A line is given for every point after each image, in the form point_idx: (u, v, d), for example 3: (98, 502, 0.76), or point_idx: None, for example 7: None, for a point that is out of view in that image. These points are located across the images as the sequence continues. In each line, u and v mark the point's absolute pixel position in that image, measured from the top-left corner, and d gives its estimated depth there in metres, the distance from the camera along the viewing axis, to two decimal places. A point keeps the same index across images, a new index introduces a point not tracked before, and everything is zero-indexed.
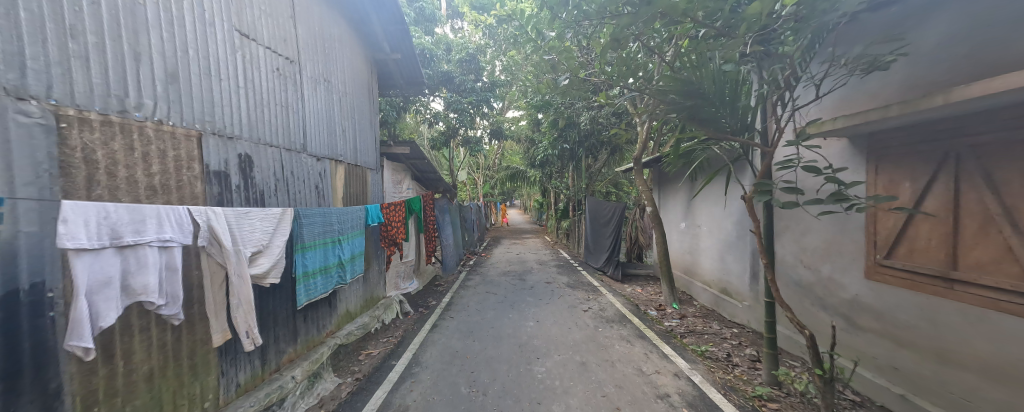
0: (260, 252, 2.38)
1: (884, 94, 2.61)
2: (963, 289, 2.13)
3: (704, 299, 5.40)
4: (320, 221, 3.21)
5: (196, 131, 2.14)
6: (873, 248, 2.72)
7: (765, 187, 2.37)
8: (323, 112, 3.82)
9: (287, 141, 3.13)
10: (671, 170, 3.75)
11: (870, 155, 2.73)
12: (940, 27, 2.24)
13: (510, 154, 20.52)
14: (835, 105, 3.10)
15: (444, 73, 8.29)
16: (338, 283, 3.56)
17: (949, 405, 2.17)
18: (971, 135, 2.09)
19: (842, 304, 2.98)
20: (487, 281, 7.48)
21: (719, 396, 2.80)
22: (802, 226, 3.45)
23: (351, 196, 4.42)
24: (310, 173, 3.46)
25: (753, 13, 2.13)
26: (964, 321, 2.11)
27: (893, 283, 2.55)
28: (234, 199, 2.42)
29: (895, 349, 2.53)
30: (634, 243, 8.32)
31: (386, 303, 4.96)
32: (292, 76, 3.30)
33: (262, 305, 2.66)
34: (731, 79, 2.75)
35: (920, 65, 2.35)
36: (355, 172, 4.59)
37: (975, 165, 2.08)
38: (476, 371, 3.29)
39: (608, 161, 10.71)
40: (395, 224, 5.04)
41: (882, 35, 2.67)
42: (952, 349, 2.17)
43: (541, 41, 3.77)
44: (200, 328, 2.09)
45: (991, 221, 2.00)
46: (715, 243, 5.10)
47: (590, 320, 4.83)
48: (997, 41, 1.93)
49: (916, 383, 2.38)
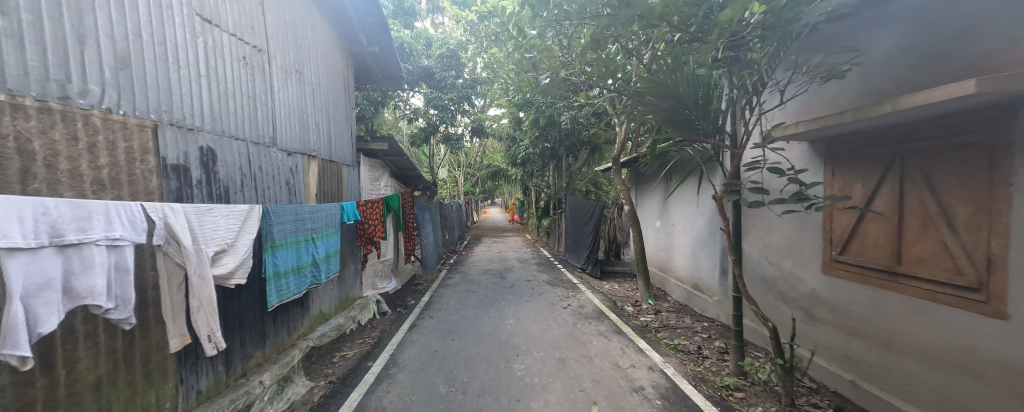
0: (224, 251, 2.25)
1: (840, 101, 2.81)
2: (905, 282, 2.32)
3: (677, 295, 5.60)
4: (292, 220, 3.07)
5: (151, 121, 1.99)
6: (830, 245, 2.91)
7: (734, 187, 2.54)
8: (295, 105, 3.65)
9: (256, 134, 2.98)
10: (648, 170, 3.87)
11: (829, 157, 2.92)
12: (888, 42, 2.43)
13: (491, 152, 20.41)
14: (797, 110, 3.30)
15: (424, 68, 8.13)
16: (311, 283, 3.43)
17: (893, 389, 2.38)
18: (914, 142, 2.28)
19: (801, 297, 3.18)
20: (467, 279, 7.39)
21: (690, 387, 2.92)
22: (767, 224, 3.63)
23: (326, 193, 4.26)
24: (280, 169, 3.30)
25: (726, 19, 2.22)
26: (906, 310, 2.31)
27: (846, 277, 2.74)
28: (194, 195, 2.28)
29: (847, 339, 2.73)
30: (612, 241, 8.47)
31: (362, 303, 4.81)
32: (260, 66, 3.13)
33: (227, 308, 2.51)
34: (703, 83, 2.87)
35: (873, 75, 2.54)
36: (330, 169, 4.43)
37: (917, 168, 2.26)
38: (456, 370, 3.26)
39: (588, 160, 10.88)
40: (374, 223, 4.90)
41: (836, 47, 2.88)
42: (898, 338, 2.35)
43: (523, 39, 3.75)
44: (155, 333, 1.96)
45: (930, 221, 2.20)
46: (688, 241, 5.31)
47: (569, 316, 4.90)
48: (940, 55, 2.11)
49: (865, 370, 2.58)
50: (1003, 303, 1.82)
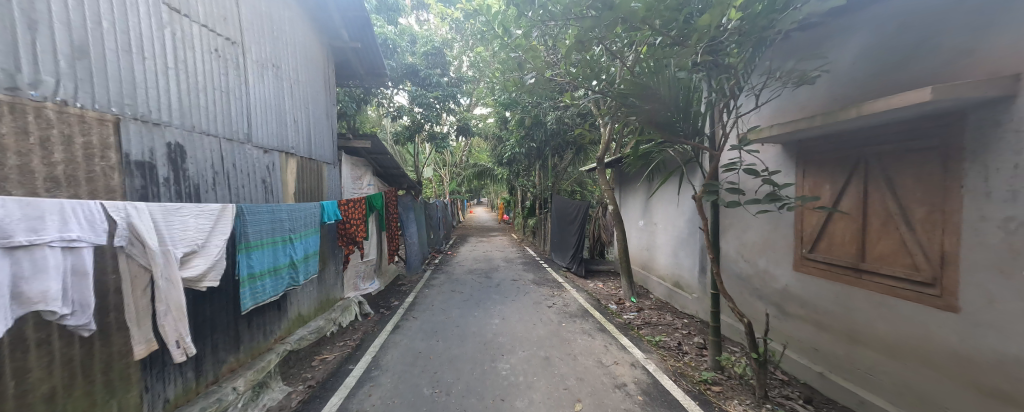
0: (194, 253, 2.14)
1: (810, 106, 2.94)
2: (868, 278, 2.46)
3: (659, 292, 5.74)
4: (268, 219, 2.96)
5: (113, 115, 1.87)
6: (801, 243, 3.04)
7: (712, 187, 2.63)
8: (272, 100, 3.52)
9: (229, 130, 2.86)
10: (631, 170, 3.95)
11: (800, 159, 3.05)
12: (853, 51, 2.57)
13: (477, 151, 20.30)
14: (771, 114, 3.43)
15: (408, 66, 8.00)
16: (289, 285, 3.32)
17: (858, 380, 2.51)
18: (877, 145, 2.40)
19: (774, 294, 3.32)
20: (452, 279, 7.33)
21: (670, 382, 3.00)
22: (742, 223, 3.76)
23: (305, 192, 4.13)
24: (255, 167, 3.18)
25: (704, 24, 2.28)
26: (869, 305, 2.45)
27: (816, 274, 2.87)
28: (161, 193, 2.16)
29: (816, 333, 2.86)
30: (596, 240, 8.59)
31: (343, 305, 4.69)
32: (233, 59, 3.00)
33: (198, 312, 2.40)
34: (684, 87, 2.95)
35: (840, 82, 2.67)
36: (310, 167, 4.30)
37: (879, 170, 2.40)
38: (440, 371, 3.23)
39: (573, 160, 10.98)
40: (356, 222, 4.78)
41: (806, 54, 3.02)
42: (862, 331, 2.49)
43: (508, 39, 3.75)
44: (117, 339, 1.85)
45: (891, 220, 2.33)
46: (669, 240, 5.44)
47: (554, 315, 4.94)
48: (899, 65, 2.24)
49: (832, 362, 2.71)
50: (955, 297, 1.95)
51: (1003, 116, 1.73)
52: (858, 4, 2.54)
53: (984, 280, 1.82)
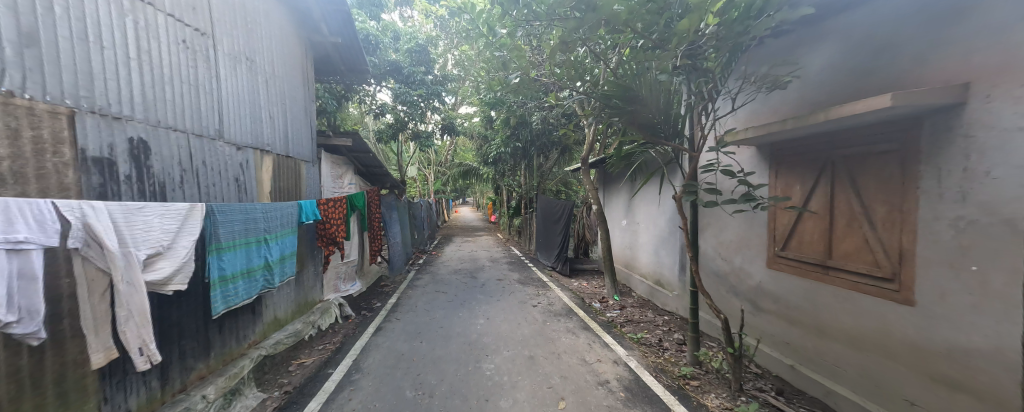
0: (159, 255, 2.03)
1: (782, 110, 3.07)
2: (834, 274, 2.59)
3: (641, 290, 5.86)
4: (240, 219, 2.84)
5: (67, 108, 1.75)
6: (773, 242, 3.17)
7: (692, 188, 2.71)
8: (245, 95, 3.37)
9: (199, 126, 2.72)
10: (614, 170, 4.01)
11: (773, 161, 3.18)
12: (822, 58, 2.70)
13: (462, 150, 20.15)
14: (746, 117, 3.56)
15: (391, 62, 7.85)
16: (263, 287, 3.19)
17: (825, 371, 2.64)
18: (843, 148, 2.53)
19: (749, 290, 3.45)
20: (437, 280, 7.24)
21: (651, 378, 3.06)
22: (720, 223, 3.89)
23: (281, 191, 3.99)
24: (227, 164, 3.04)
25: (683, 28, 2.34)
26: (835, 300, 2.57)
27: (787, 271, 3.00)
28: (122, 191, 2.04)
29: (788, 327, 2.99)
30: (581, 239, 8.69)
31: (323, 307, 4.56)
32: (203, 51, 2.85)
33: (164, 317, 2.27)
34: (664, 89, 3.02)
35: (809, 87, 2.81)
36: (287, 165, 4.16)
37: (845, 172, 2.53)
38: (423, 373, 3.18)
39: (558, 160, 11.06)
40: (336, 222, 4.65)
41: (778, 60, 3.15)
42: (829, 325, 2.62)
43: (493, 38, 3.73)
44: (71, 348, 1.72)
45: (855, 219, 2.46)
46: (651, 239, 5.56)
47: (539, 314, 4.96)
48: (863, 73, 2.37)
49: (802, 355, 2.84)
50: (912, 291, 2.08)
51: (956, 122, 1.85)
52: (826, 14, 2.67)
53: (937, 275, 1.95)
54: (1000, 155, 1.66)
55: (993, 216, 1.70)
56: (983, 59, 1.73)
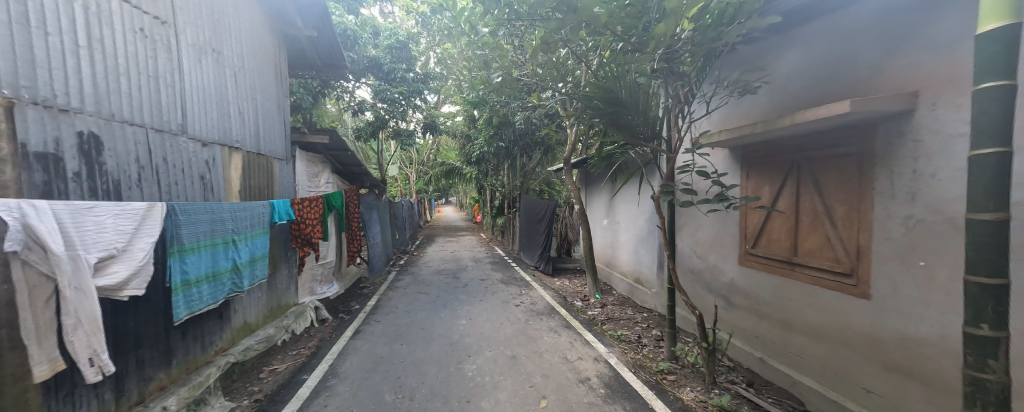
0: (113, 258, 1.89)
1: (753, 114, 3.21)
2: (799, 270, 2.73)
3: (621, 288, 5.98)
4: (205, 220, 2.69)
5: (4, 99, 1.60)
6: (744, 240, 3.31)
7: (669, 188, 2.79)
8: (211, 89, 3.20)
9: (160, 120, 2.56)
10: (595, 170, 4.07)
11: (744, 163, 3.32)
12: (788, 65, 2.83)
13: (445, 149, 19.91)
14: (720, 120, 3.70)
15: (371, 58, 7.65)
16: (231, 291, 3.04)
17: (791, 362, 2.78)
18: (806, 151, 2.68)
19: (722, 287, 3.58)
20: (418, 281, 7.13)
21: (630, 374, 3.13)
22: (695, 222, 4.02)
23: (252, 190, 3.81)
24: (192, 162, 2.87)
25: (660, 32, 2.40)
26: (800, 295, 2.71)
27: (757, 268, 3.14)
28: (71, 190, 1.89)
29: (757, 321, 3.13)
30: (563, 239, 8.77)
31: (298, 311, 4.39)
32: (164, 41, 2.68)
33: (119, 324, 2.12)
34: (643, 92, 3.09)
35: (777, 93, 2.95)
36: (258, 162, 3.97)
37: (809, 173, 2.67)
38: (403, 376, 3.12)
39: (541, 160, 11.12)
40: (312, 222, 4.50)
41: (748, 66, 3.29)
42: (794, 319, 2.76)
43: (475, 36, 3.70)
44: (11, 361, 1.58)
45: (817, 218, 2.60)
46: (631, 238, 5.69)
47: (521, 314, 4.97)
48: (825, 80, 2.51)
49: (770, 348, 2.98)
50: (867, 285, 2.22)
51: (906, 127, 1.99)
52: (792, 23, 2.80)
53: (890, 270, 2.09)
54: (944, 159, 1.80)
55: (937, 215, 1.84)
56: (930, 70, 1.86)
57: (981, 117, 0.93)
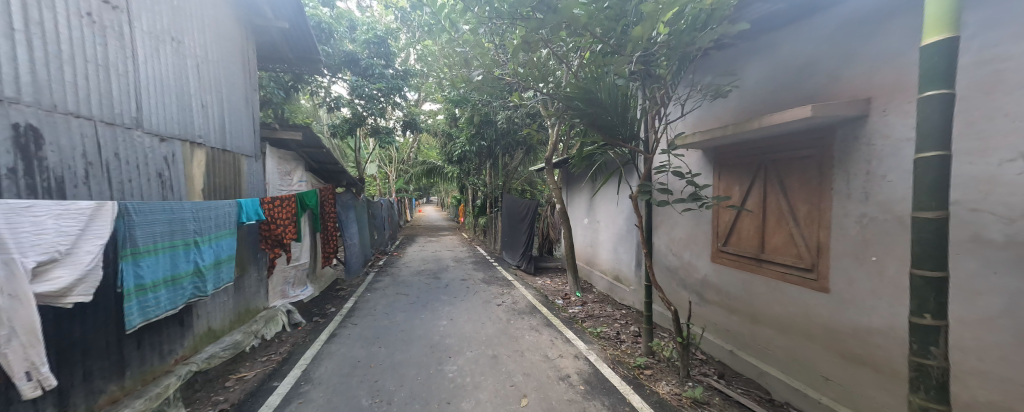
0: (53, 263, 1.73)
1: (724, 117, 3.34)
2: (766, 266, 2.86)
3: (601, 286, 6.09)
4: (162, 220, 2.51)
5: None
6: (716, 238, 3.44)
7: (646, 188, 2.85)
8: (170, 80, 2.99)
9: (111, 113, 2.37)
10: (576, 170, 4.12)
11: (716, 164, 3.44)
12: (757, 71, 2.97)
13: (426, 148, 19.61)
14: (694, 122, 3.83)
15: (347, 53, 7.41)
16: (193, 296, 2.86)
17: (759, 354, 2.91)
18: (772, 153, 2.81)
19: (695, 283, 3.71)
20: (398, 282, 6.98)
21: (609, 370, 3.19)
22: (671, 221, 4.15)
23: (217, 188, 3.60)
24: (148, 158, 2.68)
25: (637, 35, 2.45)
26: (767, 289, 2.85)
27: (728, 264, 3.27)
28: (5, 187, 1.72)
29: (728, 316, 3.27)
30: (545, 238, 8.84)
31: (268, 315, 4.19)
32: (116, 28, 2.48)
33: (63, 333, 1.95)
34: (622, 93, 3.15)
35: (746, 97, 3.08)
36: (224, 159, 3.76)
37: (775, 174, 2.80)
38: (380, 379, 3.04)
39: (523, 159, 11.15)
40: (283, 222, 4.31)
41: (719, 71, 3.42)
42: (762, 313, 2.89)
43: (455, 33, 3.65)
44: None
45: (782, 217, 2.74)
46: (610, 237, 5.80)
47: (503, 313, 4.97)
48: (789, 86, 2.65)
49: (739, 341, 3.12)
50: (826, 280, 2.36)
51: (861, 132, 2.12)
52: (760, 31, 2.94)
53: (846, 266, 2.23)
54: (893, 161, 1.94)
55: (888, 213, 1.98)
56: (882, 79, 2.00)
57: (926, 123, 1.00)
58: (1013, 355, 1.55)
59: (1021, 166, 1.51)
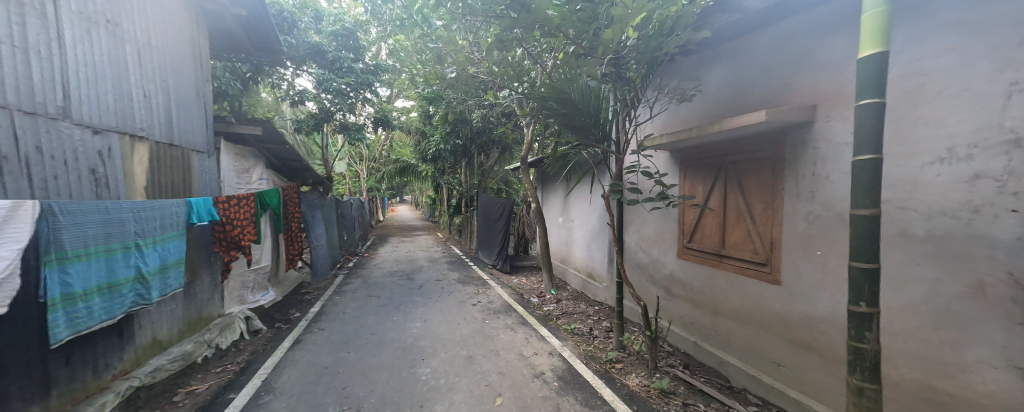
0: None
1: (689, 120, 3.51)
2: (726, 262, 3.03)
3: (575, 283, 6.21)
4: (95, 221, 2.26)
5: None
6: (682, 235, 3.60)
7: (617, 187, 2.93)
8: (104, 66, 2.70)
9: (30, 101, 2.11)
10: (550, 170, 4.16)
11: (681, 164, 3.61)
12: (718, 77, 3.14)
13: (399, 145, 19.05)
14: (661, 124, 3.98)
15: (313, 44, 7.03)
16: (134, 304, 2.60)
17: (720, 344, 3.09)
18: (731, 155, 2.99)
19: (663, 278, 3.88)
20: (369, 283, 6.75)
21: (582, 366, 3.26)
22: (641, 219, 4.29)
23: (162, 186, 3.29)
24: (79, 152, 2.41)
25: (608, 38, 2.51)
26: (727, 283, 3.02)
27: (692, 260, 3.44)
28: None
29: (692, 309, 3.44)
30: (521, 237, 8.89)
31: (224, 323, 3.91)
32: (38, 4, 2.20)
33: None
34: (595, 95, 3.22)
35: (708, 102, 3.25)
36: (171, 155, 3.45)
37: (734, 175, 2.98)
38: (349, 386, 2.92)
39: (499, 158, 11.12)
40: (241, 223, 4.03)
41: (684, 76, 3.58)
42: (722, 305, 3.07)
43: (427, 28, 3.56)
44: None
45: (740, 215, 2.92)
46: (584, 235, 5.92)
47: (478, 313, 4.94)
48: (746, 92, 2.83)
49: (702, 332, 3.29)
50: (779, 273, 2.54)
51: (808, 136, 2.30)
52: (721, 39, 3.10)
53: (796, 260, 2.41)
54: (835, 164, 2.12)
55: (831, 211, 2.16)
56: (825, 87, 2.19)
57: (861, 128, 1.10)
58: (932, 337, 1.75)
59: (938, 169, 1.70)
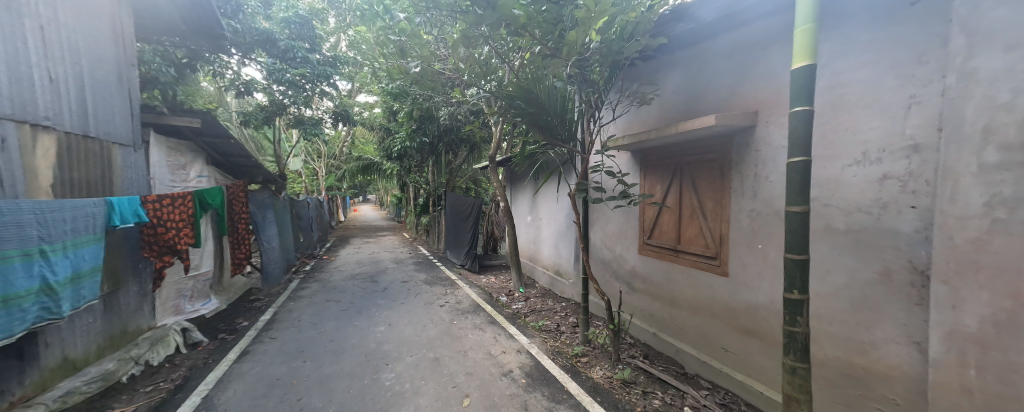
0: None
1: (648, 122, 3.68)
2: (681, 256, 3.22)
3: (542, 281, 6.30)
4: None
5: None
6: (642, 232, 3.77)
7: (582, 186, 3.00)
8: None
9: None
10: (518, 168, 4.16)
11: (641, 164, 3.79)
12: (674, 82, 3.32)
13: (361, 142, 18.19)
14: (623, 125, 4.15)
15: (262, 30, 6.48)
16: (38, 320, 2.24)
17: (676, 334, 3.28)
18: (686, 156, 3.18)
19: (625, 273, 4.05)
20: (327, 288, 6.37)
21: (549, 361, 3.31)
22: (605, 217, 4.45)
23: (73, 183, 2.86)
24: None
25: (573, 39, 2.56)
26: (683, 276, 3.21)
27: (651, 256, 3.61)
28: None
29: (652, 302, 3.62)
30: (489, 236, 8.86)
31: (157, 336, 3.50)
32: None
33: None
34: (561, 95, 3.26)
35: (665, 105, 3.42)
36: (87, 148, 3.01)
37: (688, 175, 3.17)
38: (305, 396, 2.75)
39: (467, 157, 10.98)
40: (176, 225, 3.66)
41: (643, 80, 3.75)
42: (678, 297, 3.26)
43: (389, 20, 3.41)
44: None
45: (694, 212, 3.12)
46: (551, 233, 6.02)
47: (445, 314, 4.85)
48: (699, 96, 3.02)
49: (660, 323, 3.48)
50: (727, 265, 2.75)
51: (751, 139, 2.51)
52: (677, 46, 3.28)
53: (741, 253, 2.62)
54: (774, 165, 2.33)
55: (771, 208, 2.36)
56: (765, 95, 2.39)
57: (794, 133, 1.21)
58: (850, 319, 1.98)
59: (855, 170, 1.92)
